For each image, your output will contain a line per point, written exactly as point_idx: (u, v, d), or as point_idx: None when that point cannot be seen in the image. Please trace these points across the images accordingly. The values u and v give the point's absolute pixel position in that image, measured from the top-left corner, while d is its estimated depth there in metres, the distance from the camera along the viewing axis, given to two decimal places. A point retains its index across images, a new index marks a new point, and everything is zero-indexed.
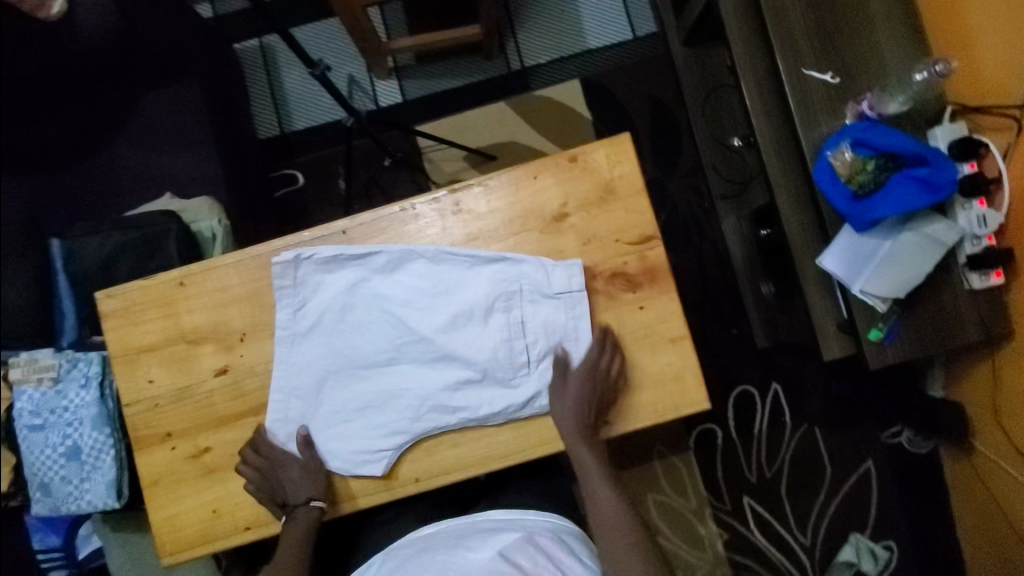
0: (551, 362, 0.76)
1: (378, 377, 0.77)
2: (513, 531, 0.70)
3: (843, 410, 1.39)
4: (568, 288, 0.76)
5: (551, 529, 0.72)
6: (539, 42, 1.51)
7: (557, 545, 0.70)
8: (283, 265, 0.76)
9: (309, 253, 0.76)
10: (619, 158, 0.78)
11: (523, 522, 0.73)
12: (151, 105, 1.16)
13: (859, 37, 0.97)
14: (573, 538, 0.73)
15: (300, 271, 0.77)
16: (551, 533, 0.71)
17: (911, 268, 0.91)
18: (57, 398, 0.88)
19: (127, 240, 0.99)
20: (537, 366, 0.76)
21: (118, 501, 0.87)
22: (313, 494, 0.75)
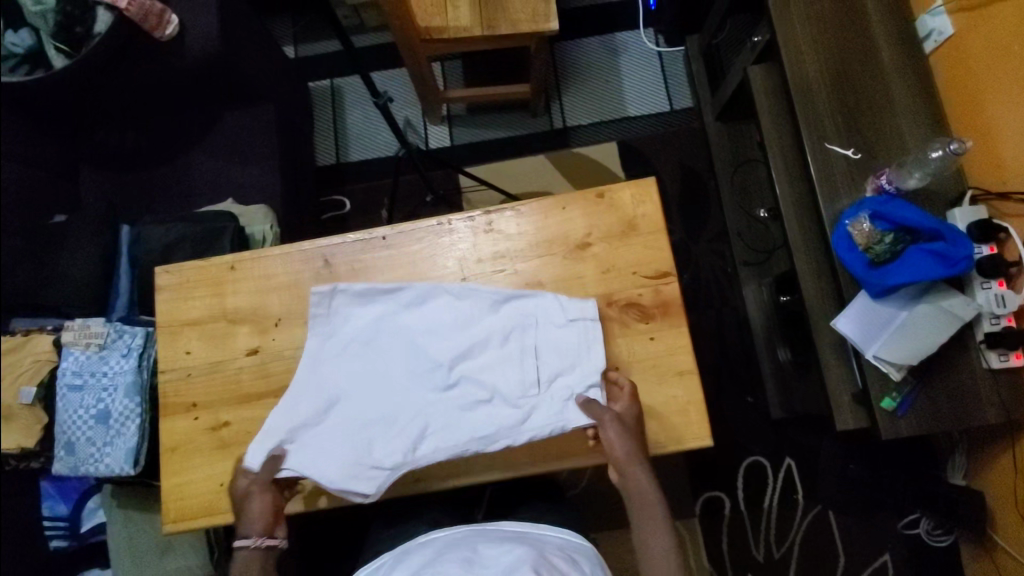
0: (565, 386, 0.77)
1: (395, 405, 0.79)
2: (526, 545, 0.68)
3: (861, 494, 1.33)
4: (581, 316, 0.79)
5: (561, 545, 0.70)
6: (583, 106, 1.64)
7: (570, 562, 0.67)
8: (319, 295, 0.81)
9: (344, 286, 0.81)
10: (643, 197, 0.84)
11: (536, 539, 0.71)
12: (230, 122, 1.30)
13: (881, 120, 1.04)
14: (586, 558, 0.70)
15: (334, 302, 0.82)
16: (563, 550, 0.69)
17: (926, 339, 0.92)
18: (99, 363, 0.94)
19: (189, 233, 1.09)
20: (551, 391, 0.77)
21: (133, 468, 0.91)
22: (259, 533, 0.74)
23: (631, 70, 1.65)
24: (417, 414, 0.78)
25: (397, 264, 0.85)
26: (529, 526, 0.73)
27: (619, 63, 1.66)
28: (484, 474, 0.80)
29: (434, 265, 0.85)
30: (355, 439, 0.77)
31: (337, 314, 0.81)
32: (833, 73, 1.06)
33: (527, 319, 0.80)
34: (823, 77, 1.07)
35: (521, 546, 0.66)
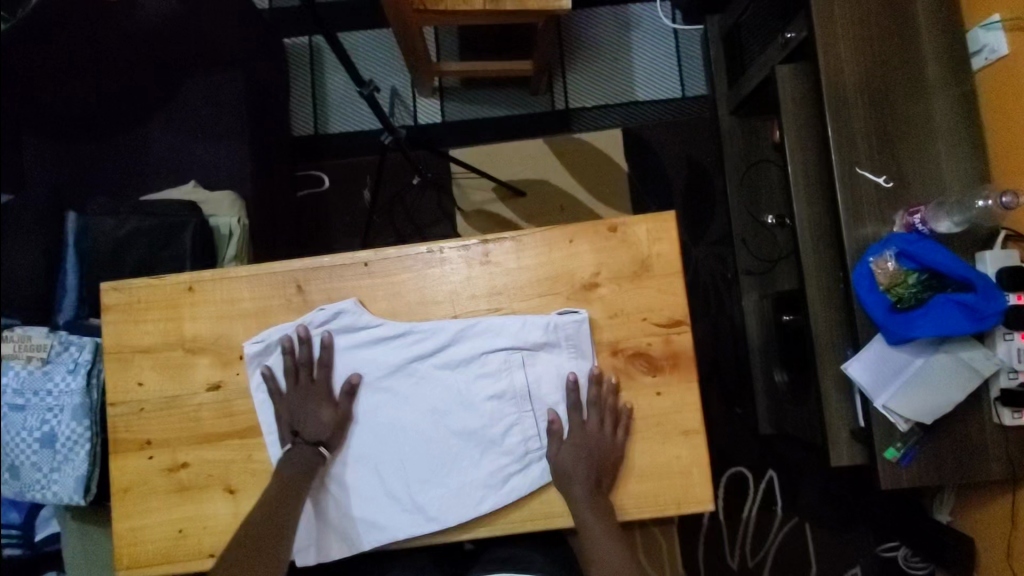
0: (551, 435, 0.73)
1: (397, 464, 0.73)
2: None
3: (839, 511, 1.34)
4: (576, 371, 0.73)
5: None
6: (588, 86, 1.50)
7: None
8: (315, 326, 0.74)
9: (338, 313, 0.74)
10: (660, 234, 0.75)
11: None
12: (191, 92, 1.14)
13: (917, 145, 0.95)
14: None
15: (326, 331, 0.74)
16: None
17: (939, 392, 0.88)
18: (42, 379, 0.84)
19: (145, 226, 0.97)
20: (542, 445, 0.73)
21: (84, 497, 0.83)
22: (323, 438, 0.72)
23: (644, 49, 1.51)
24: (426, 473, 0.73)
25: (381, 295, 0.76)
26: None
27: (631, 40, 1.51)
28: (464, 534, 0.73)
29: (423, 299, 0.75)
30: (364, 489, 0.73)
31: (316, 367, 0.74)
32: (871, 87, 0.96)
33: (529, 366, 0.73)
34: (860, 90, 0.96)
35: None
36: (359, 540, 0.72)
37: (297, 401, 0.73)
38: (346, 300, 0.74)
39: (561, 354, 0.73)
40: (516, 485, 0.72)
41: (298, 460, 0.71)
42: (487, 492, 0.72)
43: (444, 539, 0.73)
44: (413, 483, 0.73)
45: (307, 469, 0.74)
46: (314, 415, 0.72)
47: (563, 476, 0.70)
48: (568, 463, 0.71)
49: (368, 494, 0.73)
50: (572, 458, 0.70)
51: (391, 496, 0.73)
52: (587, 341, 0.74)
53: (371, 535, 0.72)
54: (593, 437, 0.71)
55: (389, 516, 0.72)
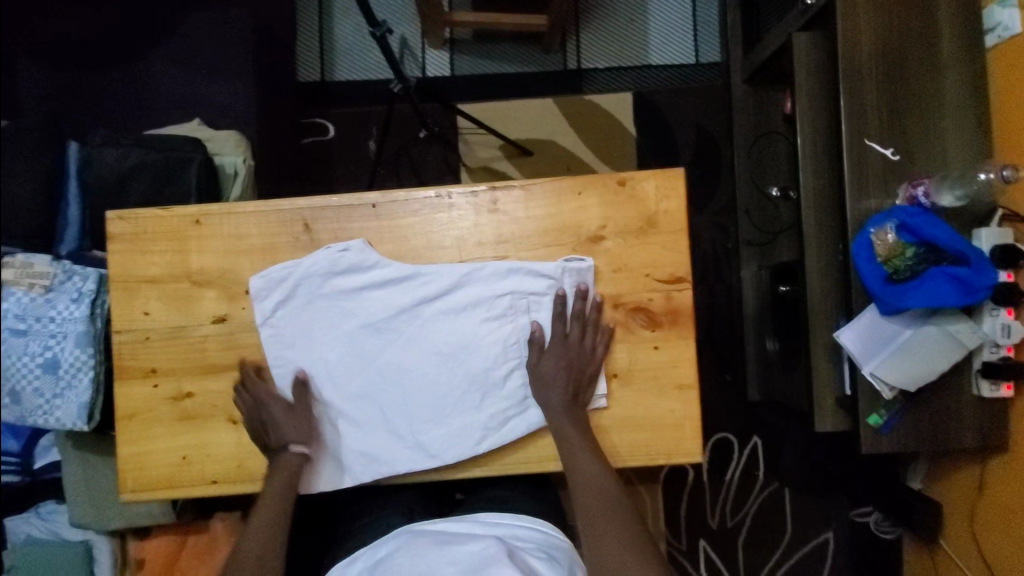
0: None
1: (399, 403, 0.75)
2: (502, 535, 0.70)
3: (818, 478, 1.38)
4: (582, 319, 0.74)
5: (539, 542, 0.70)
6: (600, 46, 1.48)
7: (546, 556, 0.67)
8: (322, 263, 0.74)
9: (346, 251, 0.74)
10: (668, 191, 0.76)
11: (511, 535, 0.71)
12: (195, 24, 1.11)
13: (927, 119, 0.95)
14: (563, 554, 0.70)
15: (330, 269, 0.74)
16: (539, 542, 0.70)
17: (924, 362, 0.90)
18: (45, 307, 0.85)
19: (149, 160, 0.96)
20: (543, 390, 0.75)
21: (87, 424, 0.85)
22: (292, 439, 0.72)
23: (660, 11, 1.48)
24: (429, 413, 0.75)
25: (388, 237, 0.76)
26: (496, 518, 0.75)
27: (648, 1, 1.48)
28: (462, 472, 0.76)
29: (429, 244, 0.76)
30: (367, 426, 0.75)
31: (322, 302, 0.75)
32: (887, 57, 0.95)
33: (533, 313, 0.75)
34: (874, 60, 0.95)
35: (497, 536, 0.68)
36: (360, 474, 0.74)
37: (261, 416, 0.73)
38: (354, 240, 0.75)
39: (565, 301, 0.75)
40: (517, 426, 0.74)
41: (281, 467, 0.72)
42: (486, 432, 0.74)
43: (441, 477, 0.76)
44: (415, 422, 0.75)
45: (316, 406, 0.75)
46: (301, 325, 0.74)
47: (558, 411, 0.72)
48: (562, 401, 0.72)
49: (370, 431, 0.75)
50: (569, 397, 0.72)
51: (393, 433, 0.75)
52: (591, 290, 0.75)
53: (371, 470, 0.74)
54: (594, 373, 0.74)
55: (390, 452, 0.74)
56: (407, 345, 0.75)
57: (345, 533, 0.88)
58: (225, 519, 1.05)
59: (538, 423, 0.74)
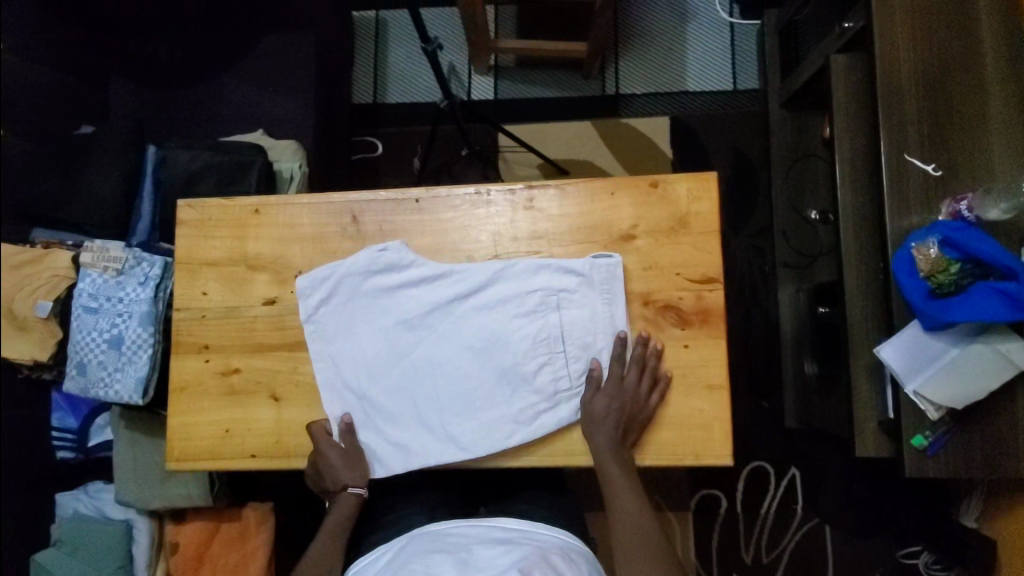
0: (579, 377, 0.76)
1: (431, 396, 0.77)
2: (524, 545, 0.69)
3: (862, 514, 1.31)
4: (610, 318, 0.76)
5: (560, 546, 0.71)
6: (639, 73, 1.53)
7: (568, 562, 0.67)
8: (362, 262, 0.79)
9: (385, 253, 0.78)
10: (700, 193, 0.78)
11: (533, 538, 0.71)
12: (266, 46, 1.22)
13: (970, 135, 0.94)
14: (585, 560, 0.71)
15: (371, 268, 0.79)
16: (561, 551, 0.69)
17: (975, 381, 0.86)
18: (115, 288, 0.92)
19: (216, 162, 1.05)
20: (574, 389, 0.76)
21: (142, 399, 0.90)
22: (350, 482, 0.77)
23: (699, 41, 1.53)
24: (460, 407, 0.77)
25: (428, 230, 0.80)
26: (518, 526, 0.74)
27: (687, 31, 1.53)
28: (489, 462, 0.77)
29: (467, 238, 0.80)
30: (400, 417, 0.78)
31: (360, 300, 0.79)
32: (926, 75, 0.96)
33: (562, 309, 0.77)
34: (913, 79, 0.96)
35: (519, 549, 0.67)
36: (393, 464, 0.77)
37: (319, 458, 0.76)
38: (392, 242, 0.79)
39: (595, 300, 0.76)
40: (547, 424, 0.75)
41: (343, 502, 0.78)
42: (516, 426, 0.75)
43: (468, 465, 0.77)
44: (447, 415, 0.77)
45: (351, 397, 0.78)
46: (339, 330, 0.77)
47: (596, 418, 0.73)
48: (595, 409, 0.73)
49: (403, 421, 0.77)
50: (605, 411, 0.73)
51: (425, 425, 0.77)
52: (619, 291, 0.76)
53: (403, 460, 0.76)
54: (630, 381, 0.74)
55: (422, 443, 0.76)
56: (440, 341, 0.78)
57: (372, 523, 0.89)
58: (257, 509, 1.09)
59: (568, 418, 0.75)
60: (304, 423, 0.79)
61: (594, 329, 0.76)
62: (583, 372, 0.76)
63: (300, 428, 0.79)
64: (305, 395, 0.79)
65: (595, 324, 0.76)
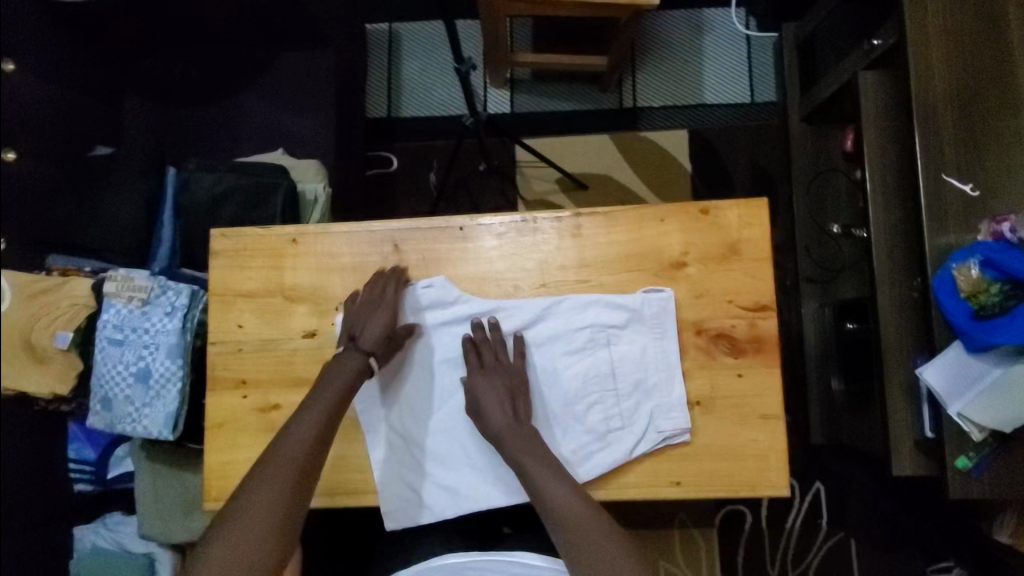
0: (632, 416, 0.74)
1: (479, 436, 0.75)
2: None
3: (888, 529, 1.30)
4: (662, 354, 0.75)
5: None
6: (656, 86, 1.52)
7: None
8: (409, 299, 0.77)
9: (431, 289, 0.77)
10: (750, 219, 0.76)
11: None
12: (286, 64, 1.20)
13: (1007, 154, 0.94)
14: None
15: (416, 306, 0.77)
16: None
17: (1020, 404, 0.86)
18: (141, 318, 0.89)
19: (239, 185, 1.02)
20: (628, 428, 0.73)
21: (171, 433, 0.87)
22: (376, 351, 0.73)
23: (715, 54, 1.52)
24: None
25: (473, 259, 0.78)
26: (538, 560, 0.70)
27: (704, 44, 1.53)
28: None
29: (513, 266, 0.78)
30: (448, 458, 0.75)
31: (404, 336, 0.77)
32: (960, 94, 0.96)
33: (612, 345, 0.75)
34: (948, 98, 0.96)
35: None
36: (443, 509, 0.74)
37: (368, 308, 0.74)
38: (438, 278, 0.77)
39: (645, 335, 0.75)
40: (601, 465, 0.73)
41: (347, 364, 0.72)
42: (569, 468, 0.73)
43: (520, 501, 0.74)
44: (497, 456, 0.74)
45: (397, 437, 0.76)
46: (372, 322, 0.73)
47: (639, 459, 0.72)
48: None
49: (450, 465, 0.75)
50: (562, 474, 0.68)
51: (474, 466, 0.75)
52: (669, 326, 0.75)
53: (455, 504, 0.74)
54: (672, 420, 0.73)
55: (471, 487, 0.74)
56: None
57: None
58: None
59: (621, 458, 0.72)
60: (352, 460, 0.76)
61: (644, 366, 0.75)
62: (634, 409, 0.74)
63: (343, 464, 0.76)
64: (350, 431, 0.77)
65: (645, 360, 0.74)
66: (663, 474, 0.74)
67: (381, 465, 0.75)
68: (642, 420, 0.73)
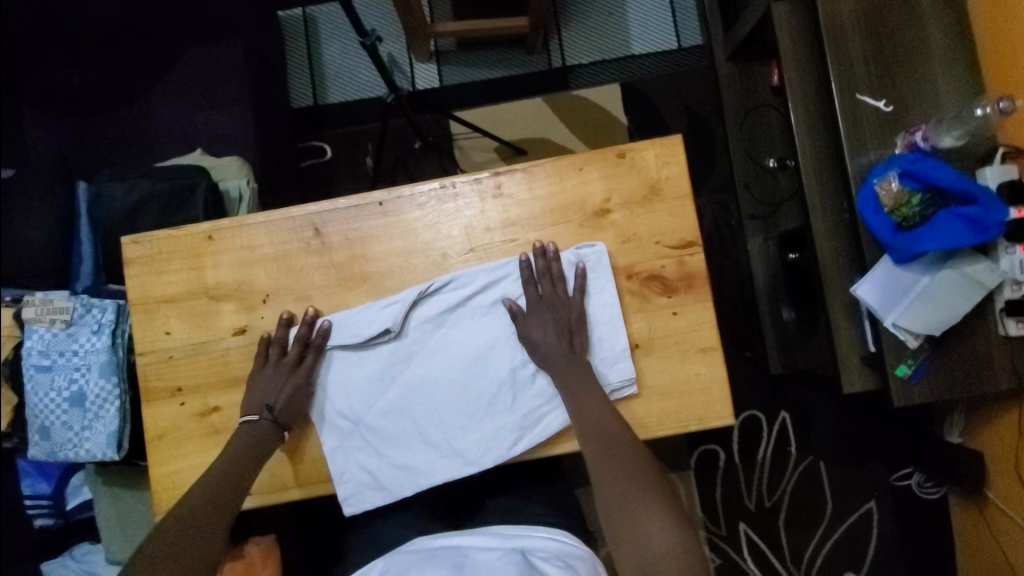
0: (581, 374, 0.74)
1: (429, 413, 0.74)
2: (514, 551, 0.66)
3: (854, 445, 1.35)
4: (601, 307, 0.75)
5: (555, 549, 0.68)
6: (582, 43, 1.50)
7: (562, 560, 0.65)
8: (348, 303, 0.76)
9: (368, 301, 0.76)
10: (667, 158, 0.76)
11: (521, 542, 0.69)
12: (192, 60, 1.14)
13: (915, 67, 0.96)
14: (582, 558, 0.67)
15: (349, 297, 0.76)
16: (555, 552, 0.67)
17: (947, 305, 0.89)
18: (68, 341, 0.86)
19: (156, 190, 0.97)
20: None
21: (117, 452, 0.86)
22: (286, 423, 0.73)
23: (637, 2, 1.51)
24: (460, 420, 0.74)
25: (396, 234, 0.77)
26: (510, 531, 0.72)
27: None
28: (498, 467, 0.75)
29: (438, 235, 0.77)
30: (401, 438, 0.74)
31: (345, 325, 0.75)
32: (867, 11, 0.96)
33: None
34: (856, 18, 0.96)
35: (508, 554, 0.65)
36: (402, 488, 0.74)
37: (275, 378, 0.73)
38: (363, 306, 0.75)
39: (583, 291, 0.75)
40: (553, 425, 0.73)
41: (257, 434, 0.72)
42: (522, 432, 0.73)
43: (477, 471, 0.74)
44: (449, 429, 0.74)
45: (348, 428, 0.75)
46: (282, 390, 0.73)
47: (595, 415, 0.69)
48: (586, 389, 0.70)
49: (404, 445, 0.74)
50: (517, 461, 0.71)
51: (427, 443, 0.74)
52: (605, 281, 0.75)
53: (413, 482, 0.74)
54: (617, 371, 0.73)
55: (428, 464, 0.74)
56: (430, 356, 0.75)
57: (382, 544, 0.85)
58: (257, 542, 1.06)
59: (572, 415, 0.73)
60: (305, 449, 0.76)
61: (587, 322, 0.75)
62: None
63: (276, 458, 0.76)
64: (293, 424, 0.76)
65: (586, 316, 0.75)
66: None
67: (334, 454, 0.74)
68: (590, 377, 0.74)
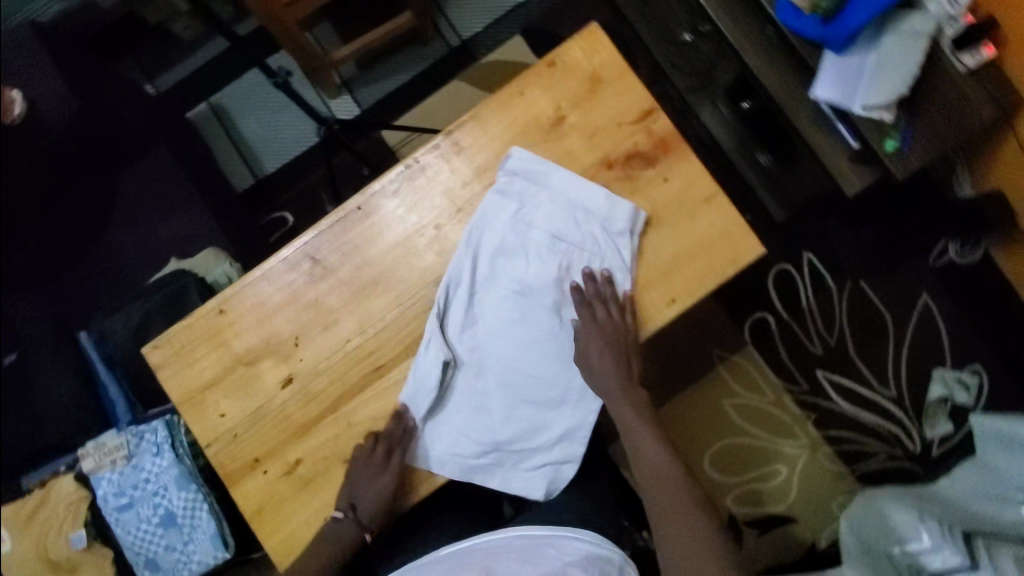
0: (603, 246, 0.75)
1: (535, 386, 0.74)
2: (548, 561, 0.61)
3: (885, 250, 1.35)
4: (569, 190, 0.76)
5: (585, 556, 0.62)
6: (470, 13, 1.53)
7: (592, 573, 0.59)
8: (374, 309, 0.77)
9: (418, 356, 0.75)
10: (593, 47, 0.79)
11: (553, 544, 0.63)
12: (129, 182, 1.17)
13: None
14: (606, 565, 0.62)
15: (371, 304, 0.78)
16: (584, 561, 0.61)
17: (902, 67, 0.92)
18: (136, 473, 0.86)
19: (150, 306, 0.98)
20: (615, 257, 0.75)
21: (227, 551, 0.86)
22: (368, 527, 0.72)
23: None
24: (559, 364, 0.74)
25: (386, 228, 0.78)
26: (551, 530, 0.65)
27: None
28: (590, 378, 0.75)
29: (424, 210, 0.78)
30: (529, 421, 0.74)
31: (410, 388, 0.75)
32: None
33: (533, 222, 0.76)
34: None
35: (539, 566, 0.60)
36: (573, 451, 0.73)
37: (362, 481, 0.72)
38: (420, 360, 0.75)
39: (543, 193, 0.77)
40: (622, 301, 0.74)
41: (340, 534, 0.72)
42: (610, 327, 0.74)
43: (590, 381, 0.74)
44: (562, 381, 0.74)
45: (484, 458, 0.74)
46: (372, 492, 0.72)
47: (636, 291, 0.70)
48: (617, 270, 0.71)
49: (534, 426, 0.74)
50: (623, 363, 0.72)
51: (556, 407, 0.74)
52: (552, 168, 0.77)
53: (577, 438, 0.73)
54: (625, 219, 0.75)
55: (569, 417, 0.73)
56: (490, 347, 0.75)
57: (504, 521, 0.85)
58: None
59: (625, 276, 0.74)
60: None
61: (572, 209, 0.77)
62: (600, 240, 0.75)
63: None
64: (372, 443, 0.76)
65: (566, 207, 0.76)
66: (655, 300, 0.75)
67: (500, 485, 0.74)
68: (610, 242, 0.75)
